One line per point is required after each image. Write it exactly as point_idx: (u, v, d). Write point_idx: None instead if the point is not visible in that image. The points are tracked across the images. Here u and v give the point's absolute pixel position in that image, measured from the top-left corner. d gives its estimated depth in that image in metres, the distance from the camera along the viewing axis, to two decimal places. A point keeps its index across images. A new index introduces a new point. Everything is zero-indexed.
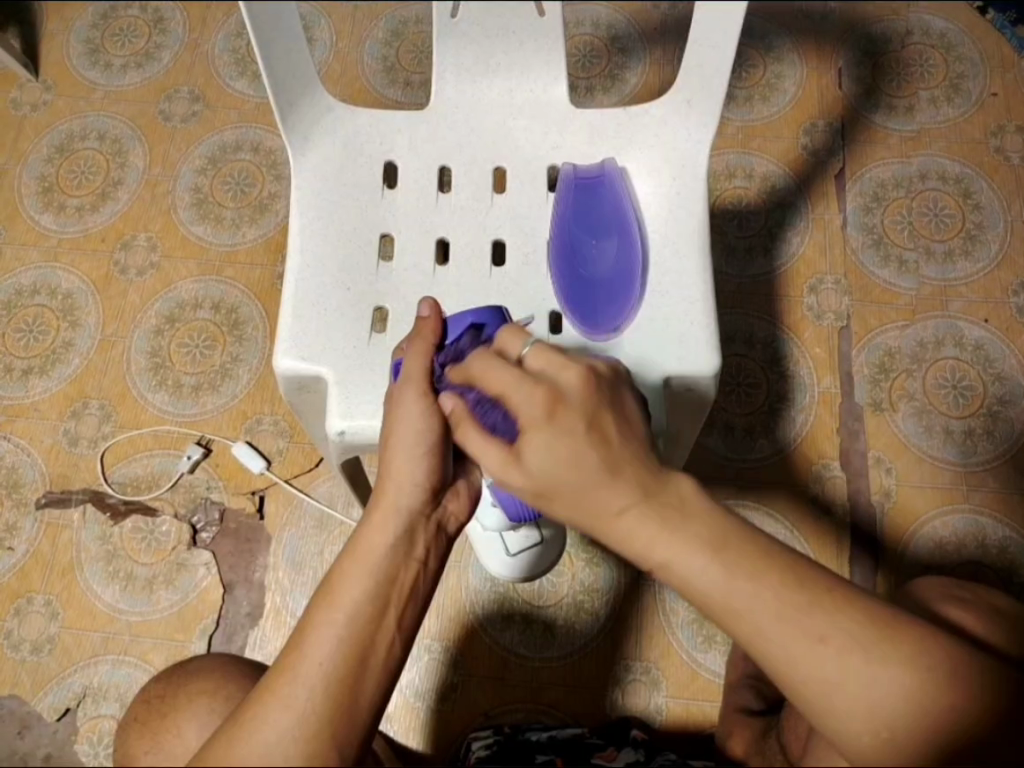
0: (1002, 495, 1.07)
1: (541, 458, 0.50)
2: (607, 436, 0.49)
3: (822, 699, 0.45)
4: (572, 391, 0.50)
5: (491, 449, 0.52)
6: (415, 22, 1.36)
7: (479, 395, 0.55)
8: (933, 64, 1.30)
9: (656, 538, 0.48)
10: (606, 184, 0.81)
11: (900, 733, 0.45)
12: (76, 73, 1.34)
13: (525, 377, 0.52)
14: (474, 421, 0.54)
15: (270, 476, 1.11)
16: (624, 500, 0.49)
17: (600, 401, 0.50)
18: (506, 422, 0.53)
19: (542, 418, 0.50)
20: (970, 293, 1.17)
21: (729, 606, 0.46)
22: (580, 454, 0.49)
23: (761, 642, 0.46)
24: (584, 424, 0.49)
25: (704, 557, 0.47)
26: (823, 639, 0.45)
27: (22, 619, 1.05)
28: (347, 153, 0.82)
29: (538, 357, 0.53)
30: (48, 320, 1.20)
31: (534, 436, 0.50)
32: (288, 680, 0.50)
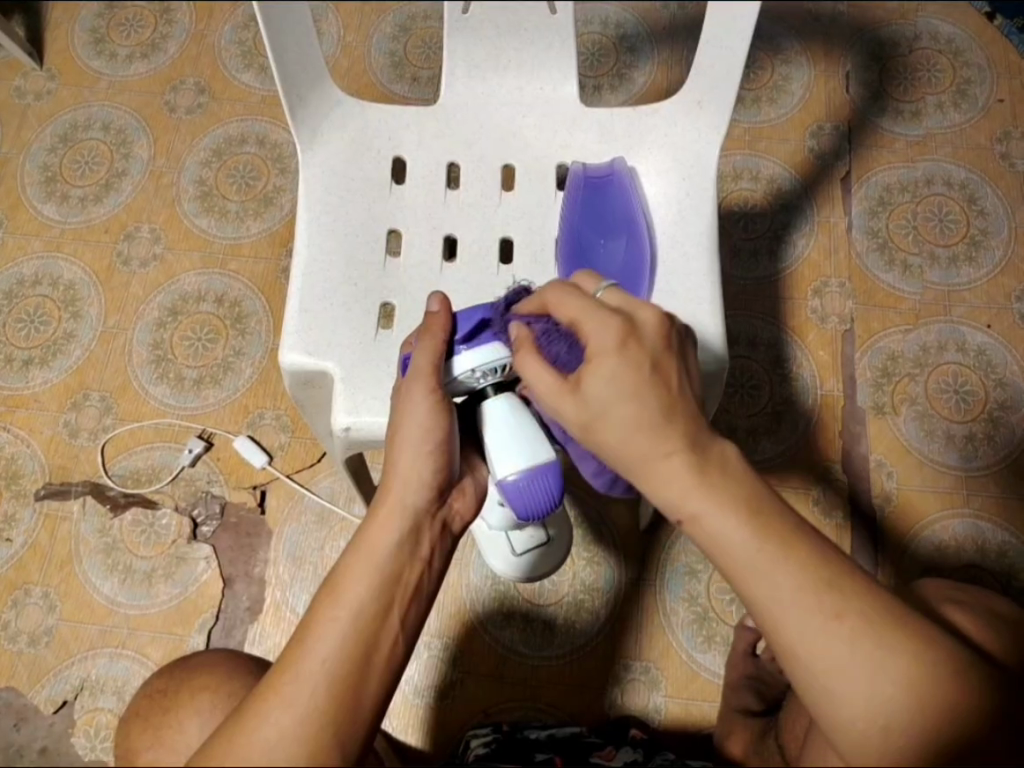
0: (1002, 500, 1.08)
1: (601, 390, 0.50)
2: (667, 380, 0.50)
3: (825, 683, 0.45)
4: (646, 329, 0.51)
5: (547, 376, 0.52)
6: (423, 18, 1.36)
7: (549, 325, 0.56)
8: (940, 69, 1.30)
9: (689, 492, 0.47)
10: (616, 182, 0.80)
11: (898, 727, 0.45)
12: (81, 62, 1.34)
13: (600, 309, 0.52)
14: (536, 349, 0.55)
15: (271, 471, 1.11)
16: (671, 445, 0.48)
17: (668, 348, 0.51)
18: (570, 354, 0.54)
19: (612, 347, 0.50)
20: (973, 298, 1.18)
21: (751, 564, 0.46)
22: (641, 391, 0.49)
23: (775, 612, 0.45)
24: (650, 361, 0.50)
25: (735, 518, 0.47)
26: (837, 616, 0.45)
27: (20, 611, 1.05)
28: (355, 148, 0.82)
29: (611, 299, 0.54)
30: (50, 310, 1.20)
31: (600, 364, 0.50)
32: (290, 678, 0.50)
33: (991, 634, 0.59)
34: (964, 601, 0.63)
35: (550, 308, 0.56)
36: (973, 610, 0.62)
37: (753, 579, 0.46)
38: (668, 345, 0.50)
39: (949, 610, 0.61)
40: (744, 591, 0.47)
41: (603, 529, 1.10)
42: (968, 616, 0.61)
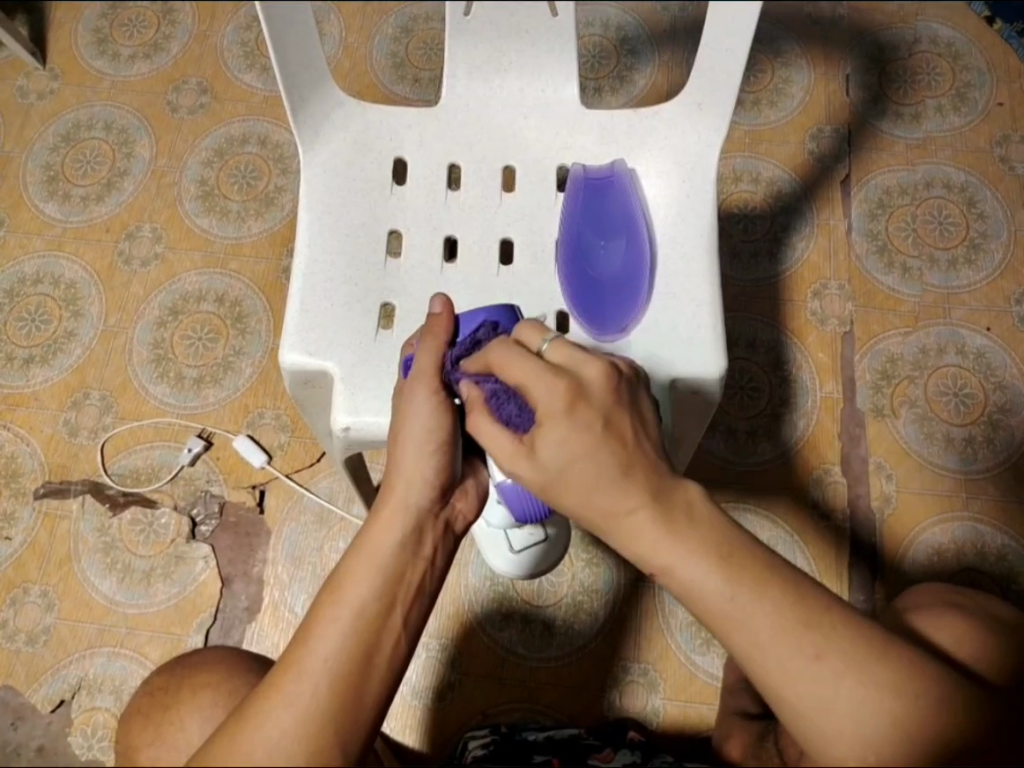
0: (1001, 504, 1.08)
1: (555, 453, 0.49)
2: (622, 439, 0.49)
3: (811, 722, 0.45)
4: (593, 386, 0.49)
5: (504, 440, 0.52)
6: (425, 19, 1.36)
7: (496, 385, 0.55)
8: (940, 72, 1.31)
9: (660, 543, 0.48)
10: (616, 184, 0.81)
11: (886, 759, 0.45)
12: (84, 62, 1.34)
13: (546, 369, 0.51)
14: (489, 412, 0.54)
15: (271, 471, 1.11)
16: (633, 501, 0.48)
17: (618, 400, 0.50)
18: (522, 416, 0.53)
19: (560, 411, 0.49)
20: (973, 301, 1.18)
21: (730, 614, 0.46)
22: (593, 454, 0.48)
23: (756, 656, 0.46)
24: (600, 422, 0.49)
25: (707, 563, 0.47)
26: (818, 657, 0.45)
27: (19, 610, 1.05)
28: (356, 149, 0.82)
29: (558, 354, 0.52)
30: (50, 309, 1.20)
31: (549, 430, 0.49)
32: (292, 676, 0.50)
33: (989, 638, 0.59)
34: (962, 605, 0.63)
35: (495, 367, 0.54)
36: (973, 614, 0.62)
37: (732, 625, 0.46)
38: (617, 399, 0.49)
39: (948, 615, 0.61)
40: (725, 639, 0.47)
41: (603, 530, 1.09)
42: (965, 620, 0.61)
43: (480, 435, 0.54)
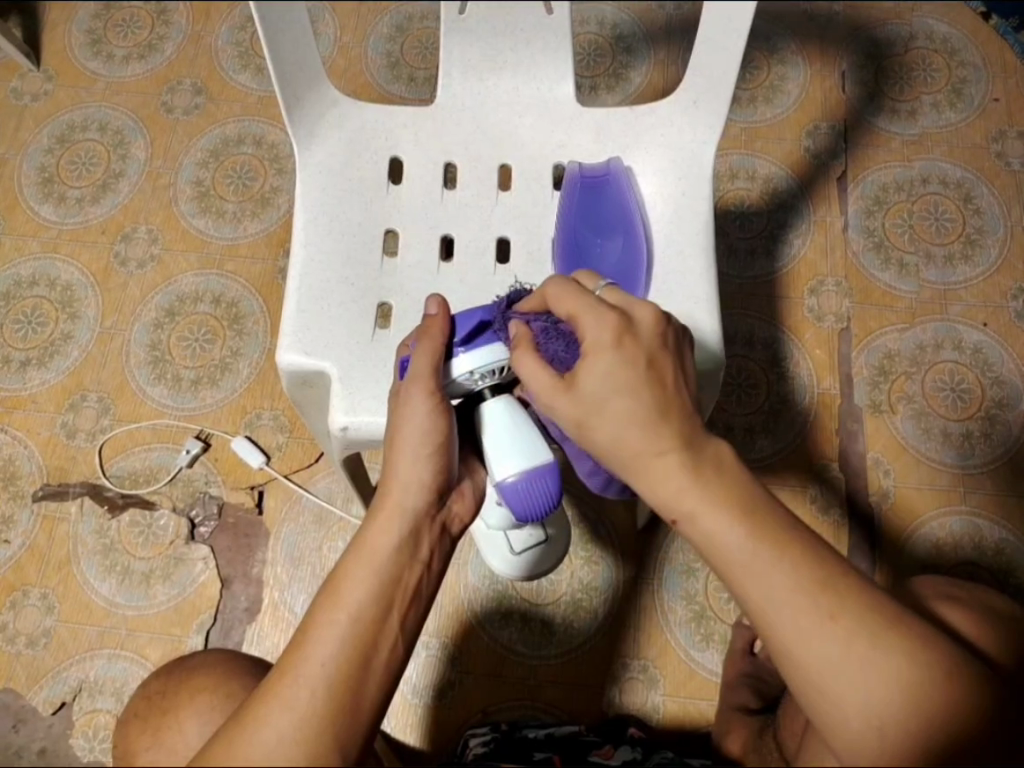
0: (999, 497, 1.08)
1: (596, 383, 0.51)
2: (662, 376, 0.51)
3: (819, 683, 0.44)
4: (640, 325, 0.52)
5: (542, 375, 0.54)
6: (420, 19, 1.36)
7: (548, 325, 0.58)
8: (936, 68, 1.31)
9: (687, 489, 0.48)
10: (612, 182, 0.80)
11: (890, 727, 0.44)
12: (78, 64, 1.34)
13: (597, 306, 0.54)
14: (535, 349, 0.56)
15: (269, 471, 1.11)
16: (665, 444, 0.49)
17: (664, 344, 0.52)
18: (567, 354, 0.56)
19: (608, 344, 0.51)
20: (969, 297, 1.18)
21: (747, 564, 0.46)
22: (635, 386, 0.50)
23: (768, 609, 0.45)
24: (645, 358, 0.51)
25: (729, 515, 0.47)
26: (831, 616, 0.45)
27: (18, 613, 1.05)
28: (351, 149, 0.82)
29: (611, 297, 0.55)
30: (47, 311, 1.20)
31: (595, 360, 0.51)
32: (289, 681, 0.50)
33: (989, 632, 0.59)
34: (962, 598, 0.63)
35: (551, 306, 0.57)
36: (972, 608, 0.62)
37: (749, 577, 0.46)
38: (663, 342, 0.52)
39: (947, 607, 0.61)
40: (739, 591, 0.47)
41: (601, 529, 1.10)
42: (967, 614, 0.61)
43: (520, 372, 0.56)
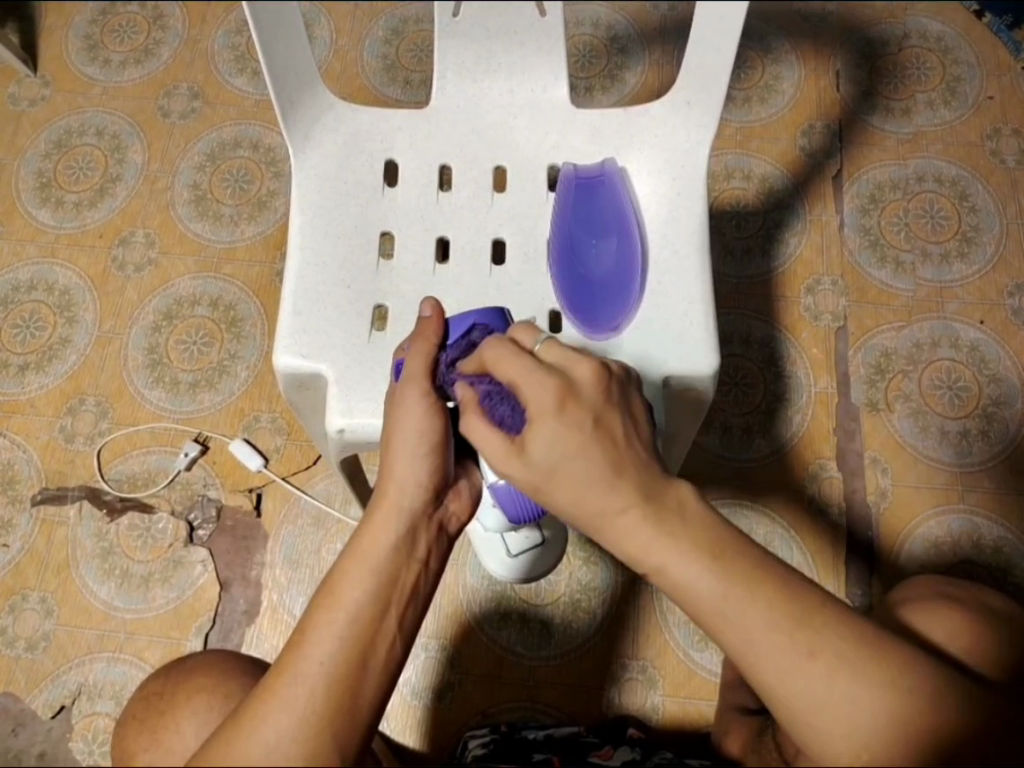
0: (997, 495, 1.08)
1: (544, 452, 0.48)
2: (612, 433, 0.48)
3: (804, 716, 0.45)
4: (584, 385, 0.49)
5: (493, 441, 0.50)
6: (415, 21, 1.36)
7: (490, 385, 0.53)
8: (930, 66, 1.31)
9: (651, 545, 0.47)
10: (606, 183, 0.81)
11: (878, 759, 0.45)
12: (75, 69, 1.34)
13: (536, 367, 0.49)
14: (480, 412, 0.52)
15: (268, 474, 1.11)
16: (623, 501, 0.47)
17: (609, 401, 0.49)
18: (514, 416, 0.51)
19: (551, 409, 0.48)
20: (965, 294, 1.18)
21: (721, 612, 0.46)
22: (584, 452, 0.47)
23: (750, 656, 0.46)
24: (590, 420, 0.48)
25: (699, 565, 0.46)
26: (811, 655, 0.45)
27: (17, 617, 1.05)
28: (345, 152, 0.82)
29: (548, 352, 0.51)
30: (45, 316, 1.20)
31: (540, 427, 0.48)
32: (287, 680, 0.50)
33: (986, 633, 0.59)
34: (957, 597, 0.63)
35: (488, 365, 0.53)
36: (969, 607, 0.62)
37: (726, 625, 0.46)
38: (607, 398, 0.49)
39: (945, 608, 0.61)
40: (718, 636, 0.47)
41: None
42: (962, 614, 0.61)
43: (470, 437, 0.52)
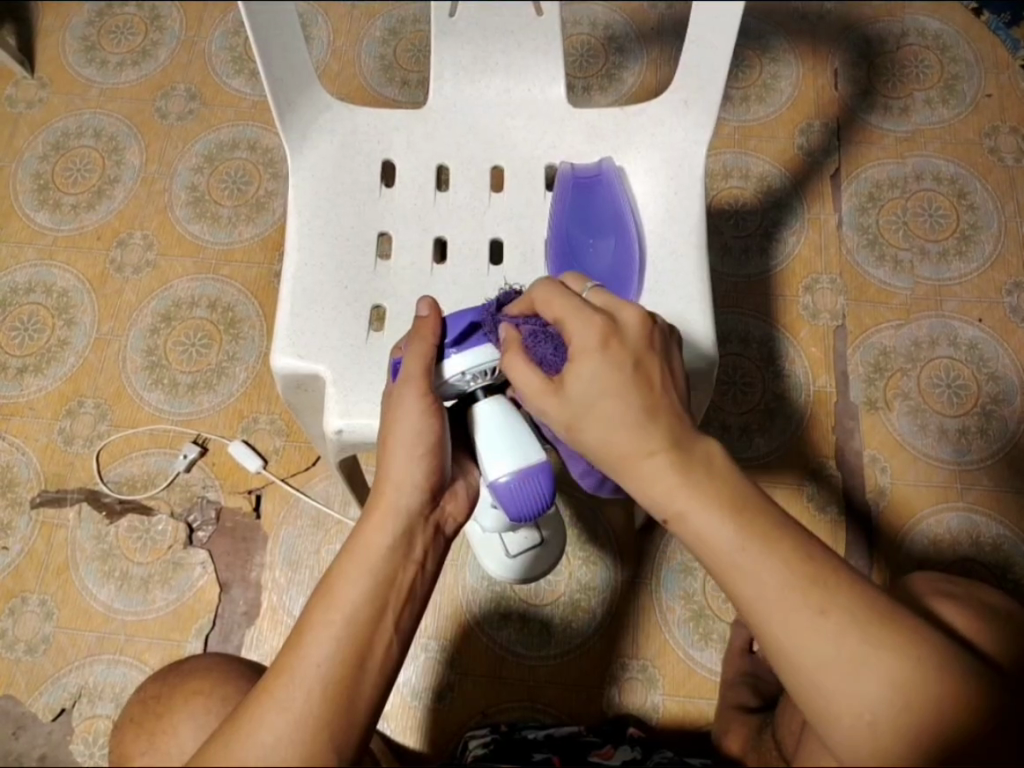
0: (996, 494, 1.08)
1: (583, 386, 0.52)
2: (649, 378, 0.52)
3: (811, 675, 0.45)
4: (628, 328, 0.53)
5: (532, 377, 0.54)
6: (413, 21, 1.36)
7: (537, 329, 0.59)
8: (929, 64, 1.31)
9: (676, 489, 0.49)
10: (604, 183, 0.80)
11: (883, 723, 0.44)
12: (72, 71, 1.34)
13: (585, 308, 0.55)
14: (523, 351, 0.57)
15: (267, 476, 1.11)
16: (654, 444, 0.50)
17: (650, 345, 0.53)
18: (556, 356, 0.56)
19: (594, 347, 0.52)
20: (964, 293, 1.18)
21: (736, 563, 0.47)
22: (621, 389, 0.51)
23: (761, 609, 0.46)
24: (631, 360, 0.52)
25: (721, 515, 0.48)
26: (824, 612, 0.45)
27: (17, 619, 1.05)
28: (344, 152, 0.82)
29: (597, 299, 0.56)
30: (44, 318, 1.20)
31: (582, 364, 0.52)
32: (285, 681, 0.50)
33: (985, 628, 0.59)
34: (955, 594, 0.63)
35: (538, 307, 0.58)
36: (966, 602, 0.62)
37: (740, 579, 0.47)
38: (649, 343, 0.53)
39: (943, 603, 0.61)
40: (733, 592, 0.47)
41: (599, 530, 1.10)
42: (960, 610, 0.61)
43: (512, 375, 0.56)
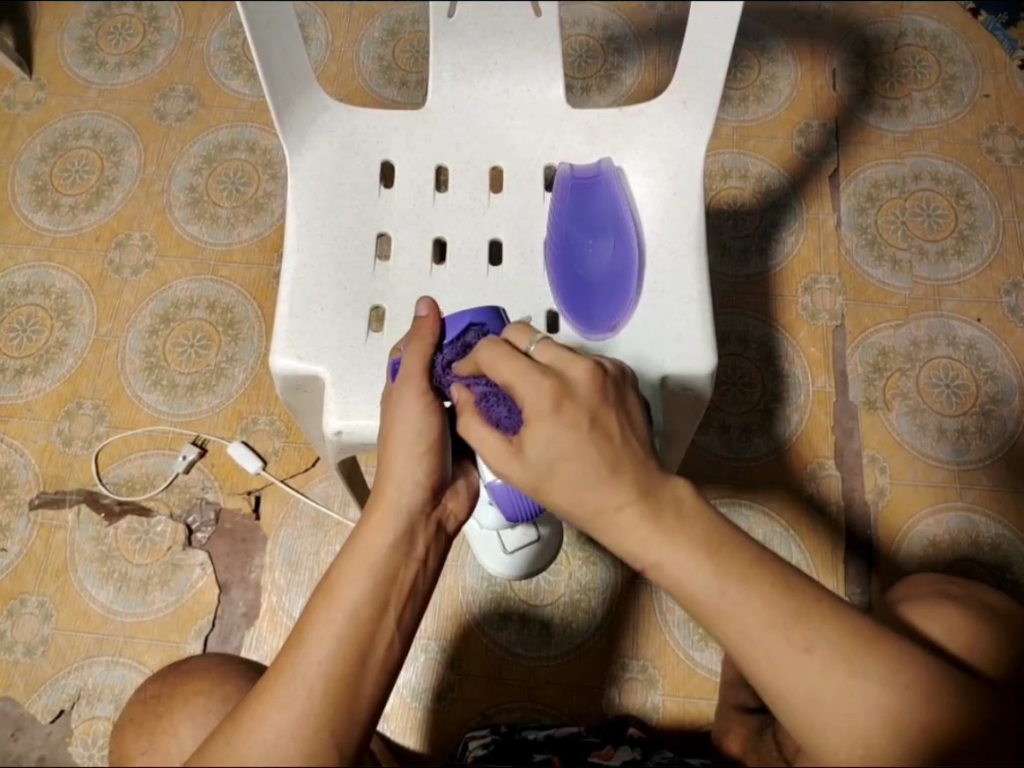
0: (995, 493, 1.08)
1: (542, 450, 0.49)
2: (608, 433, 0.49)
3: (805, 710, 0.45)
4: (579, 386, 0.50)
5: (493, 439, 0.52)
6: (411, 21, 1.36)
7: (487, 387, 0.56)
8: (927, 65, 1.31)
9: (650, 539, 0.47)
10: (603, 183, 0.80)
11: (877, 752, 0.44)
12: (71, 72, 1.34)
13: (532, 367, 0.51)
14: (479, 413, 0.55)
15: (266, 477, 1.11)
16: (621, 497, 0.48)
17: (605, 399, 0.50)
18: (511, 417, 0.54)
19: (547, 409, 0.49)
20: (963, 293, 1.18)
21: (718, 608, 0.46)
22: (581, 450, 0.48)
23: (747, 648, 0.45)
24: (587, 419, 0.49)
25: (697, 559, 0.46)
26: (808, 649, 0.45)
27: (16, 621, 1.05)
28: (343, 152, 0.82)
29: (546, 353, 0.52)
30: (42, 319, 1.20)
31: (536, 428, 0.49)
32: (286, 679, 0.50)
33: (985, 629, 0.59)
34: (954, 595, 0.63)
35: (484, 367, 0.53)
36: (967, 603, 0.62)
37: (723, 619, 0.46)
38: (603, 396, 0.49)
39: (944, 604, 0.61)
40: (720, 632, 0.46)
41: None
42: (959, 611, 0.61)
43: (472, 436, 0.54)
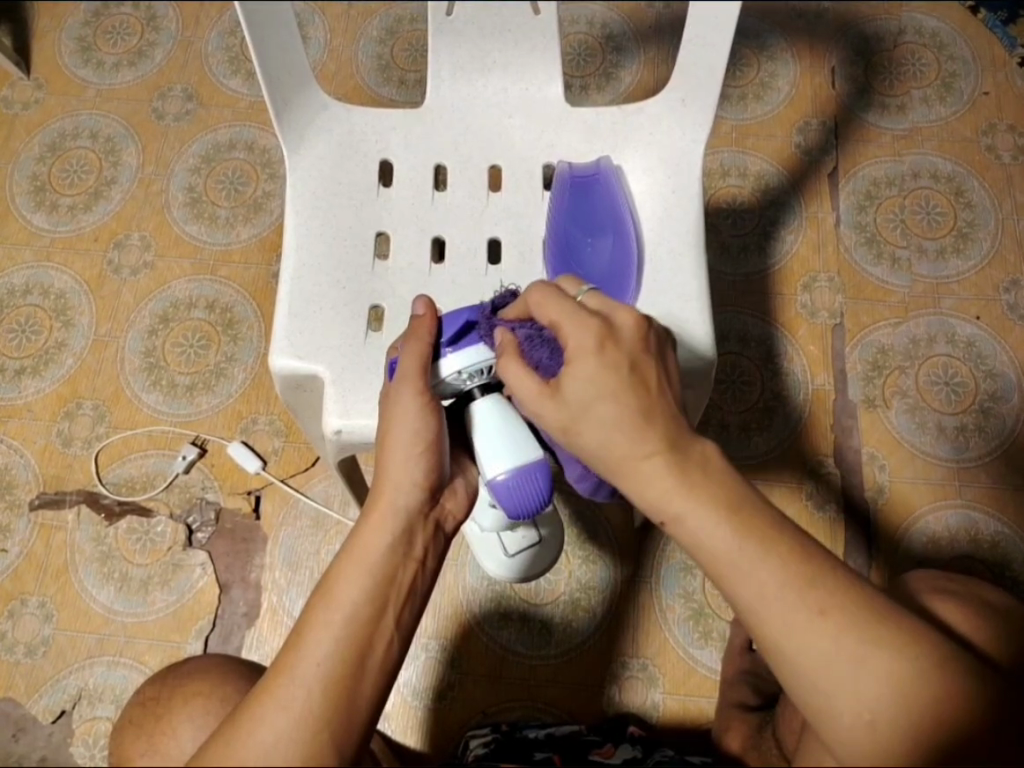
0: (994, 491, 1.08)
1: (579, 391, 0.51)
2: (646, 381, 0.51)
3: (810, 676, 0.45)
4: (623, 331, 0.52)
5: (529, 381, 0.54)
6: (410, 21, 1.36)
7: (530, 331, 0.58)
8: (926, 63, 1.31)
9: (673, 492, 0.48)
10: (602, 181, 0.80)
11: (883, 723, 0.44)
12: (69, 72, 1.34)
13: (580, 313, 0.53)
14: (519, 356, 0.56)
15: (266, 477, 1.11)
16: (650, 445, 0.49)
17: (646, 349, 0.52)
18: (552, 360, 0.56)
19: (591, 349, 0.51)
20: (962, 291, 1.18)
21: (735, 561, 0.47)
22: (618, 392, 0.50)
23: (758, 607, 0.46)
24: (628, 362, 0.51)
25: (718, 516, 0.47)
26: (821, 613, 0.45)
27: (16, 621, 1.05)
28: (341, 152, 0.82)
29: (594, 302, 0.55)
30: (41, 320, 1.20)
31: (578, 366, 0.51)
32: (285, 681, 0.50)
33: (985, 626, 0.60)
34: (955, 592, 0.63)
35: (533, 309, 0.56)
36: (968, 600, 0.62)
37: (738, 576, 0.46)
38: (645, 345, 0.52)
39: (944, 600, 0.61)
40: (729, 590, 0.47)
41: (599, 529, 1.10)
42: (960, 609, 0.61)
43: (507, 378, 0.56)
